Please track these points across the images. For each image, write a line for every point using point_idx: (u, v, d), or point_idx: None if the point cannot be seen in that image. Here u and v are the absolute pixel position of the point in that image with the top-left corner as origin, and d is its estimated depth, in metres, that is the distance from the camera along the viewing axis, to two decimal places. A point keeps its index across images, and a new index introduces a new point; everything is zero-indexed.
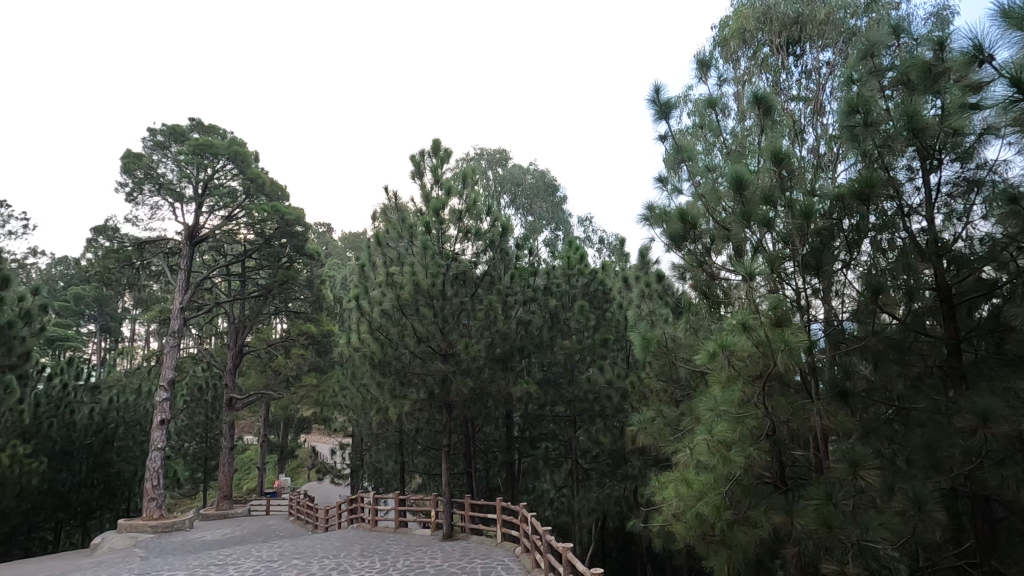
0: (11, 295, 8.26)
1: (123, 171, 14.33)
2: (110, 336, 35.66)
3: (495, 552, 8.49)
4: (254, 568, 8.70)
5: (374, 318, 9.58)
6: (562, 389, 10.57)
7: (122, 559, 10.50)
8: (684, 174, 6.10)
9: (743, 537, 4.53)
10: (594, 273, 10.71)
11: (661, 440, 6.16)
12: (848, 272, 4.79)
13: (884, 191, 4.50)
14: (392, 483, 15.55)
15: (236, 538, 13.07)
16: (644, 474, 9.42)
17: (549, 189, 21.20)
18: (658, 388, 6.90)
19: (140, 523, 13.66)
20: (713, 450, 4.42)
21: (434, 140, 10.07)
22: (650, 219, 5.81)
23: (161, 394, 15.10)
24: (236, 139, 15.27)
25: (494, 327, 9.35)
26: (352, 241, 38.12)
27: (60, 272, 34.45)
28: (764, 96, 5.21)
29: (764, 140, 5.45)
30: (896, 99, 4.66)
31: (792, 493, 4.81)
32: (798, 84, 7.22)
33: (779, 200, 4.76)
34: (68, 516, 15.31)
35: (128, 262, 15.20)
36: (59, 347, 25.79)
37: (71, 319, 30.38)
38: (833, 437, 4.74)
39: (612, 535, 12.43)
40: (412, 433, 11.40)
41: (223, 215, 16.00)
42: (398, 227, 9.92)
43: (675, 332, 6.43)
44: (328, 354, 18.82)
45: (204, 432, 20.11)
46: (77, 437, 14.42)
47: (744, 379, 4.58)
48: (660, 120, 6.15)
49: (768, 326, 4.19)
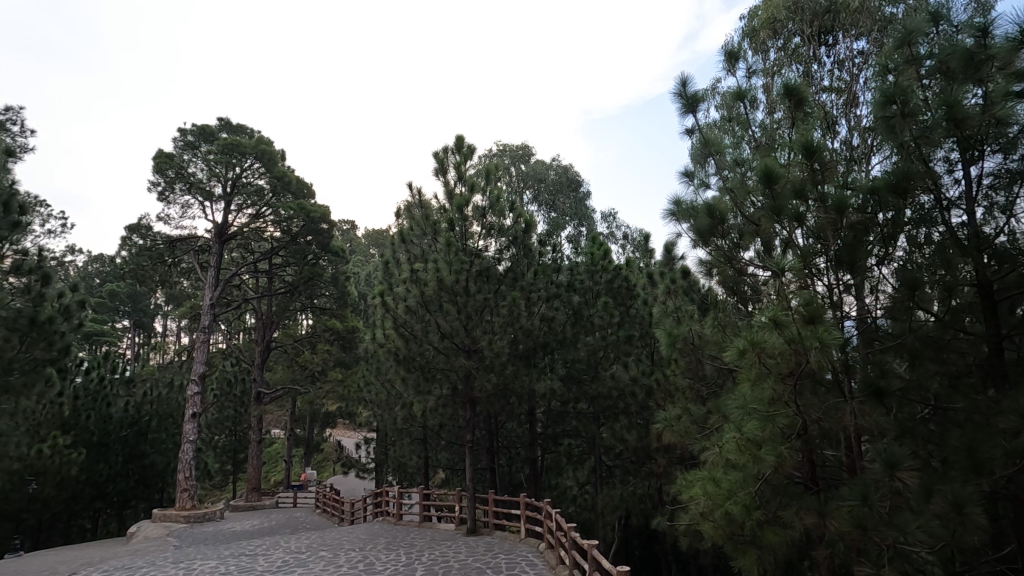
0: (52, 292, 8.61)
1: (155, 171, 14.72)
2: (143, 332, 36.80)
3: (519, 548, 8.49)
4: (283, 559, 8.88)
5: (399, 314, 9.71)
6: (585, 386, 10.53)
7: (157, 548, 10.82)
8: (711, 168, 6.03)
9: (774, 538, 4.45)
10: (617, 270, 10.53)
11: (687, 438, 6.03)
12: (882, 268, 4.72)
13: (921, 184, 4.35)
14: (416, 478, 15.69)
15: (264, 530, 13.34)
16: (668, 472, 9.21)
17: (572, 184, 21.09)
18: (684, 386, 6.79)
19: (174, 513, 14.06)
20: (742, 449, 4.33)
21: (457, 137, 10.10)
22: (676, 214, 5.76)
23: (193, 388, 15.49)
24: (263, 138, 15.63)
25: (517, 324, 9.39)
26: (376, 239, 38.65)
27: (96, 269, 35.59)
28: (795, 88, 5.07)
29: (795, 132, 5.34)
30: (935, 88, 4.48)
31: (823, 493, 4.69)
32: (830, 75, 6.82)
33: (810, 194, 4.67)
34: (105, 504, 15.87)
35: (160, 260, 15.65)
36: (96, 342, 26.68)
37: (107, 315, 31.39)
38: (867, 437, 4.61)
39: (636, 533, 12.36)
40: (436, 428, 11.48)
41: (251, 214, 16.27)
42: (422, 224, 9.95)
43: (701, 329, 6.25)
44: (352, 350, 18.99)
45: (233, 425, 20.61)
46: (112, 429, 14.88)
47: (774, 377, 4.49)
48: (687, 113, 6.04)
49: (800, 323, 4.07)
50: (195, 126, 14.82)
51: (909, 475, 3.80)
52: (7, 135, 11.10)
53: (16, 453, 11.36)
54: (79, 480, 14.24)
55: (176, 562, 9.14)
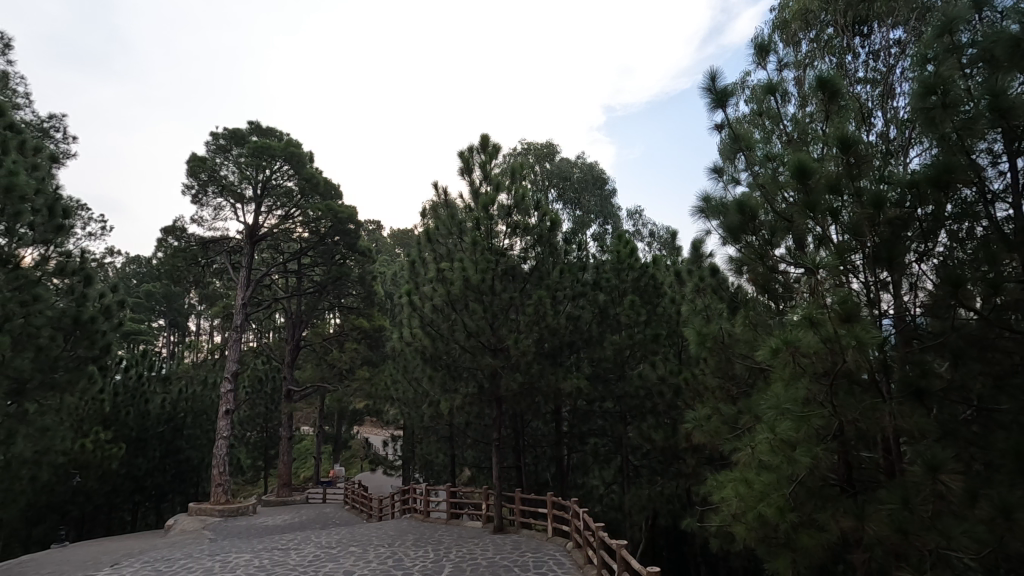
0: (93, 291, 8.92)
1: (189, 174, 15.17)
2: (178, 330, 37.94)
3: (546, 547, 8.44)
4: (314, 553, 9.04)
5: (425, 313, 9.81)
6: (611, 385, 10.49)
7: (193, 541, 11.16)
8: (742, 163, 5.90)
9: (809, 541, 4.35)
10: (644, 268, 10.40)
11: (717, 438, 5.92)
12: (922, 264, 4.59)
13: (965, 177, 4.19)
14: (442, 476, 15.80)
15: (295, 525, 13.59)
16: (698, 472, 9.09)
17: (597, 182, 20.94)
18: (713, 385, 6.68)
19: (209, 507, 14.45)
20: (776, 449, 4.25)
21: (483, 136, 10.12)
22: (705, 211, 5.73)
23: (226, 385, 15.86)
24: (292, 141, 15.93)
25: (543, 322, 9.38)
26: (401, 239, 39.10)
27: (133, 270, 36.68)
28: (829, 80, 4.95)
29: (829, 126, 5.23)
30: (978, 77, 4.30)
31: (859, 496, 4.55)
32: (865, 67, 6.55)
33: (846, 189, 4.53)
34: (143, 498, 16.39)
35: (194, 261, 16.09)
36: (134, 341, 27.61)
37: (144, 314, 32.42)
38: (906, 438, 4.46)
39: (663, 533, 12.23)
40: (462, 426, 11.54)
41: (281, 215, 16.58)
42: (448, 223, 10.02)
43: (732, 327, 6.10)
44: (379, 349, 19.24)
45: (264, 422, 21.08)
46: (150, 425, 15.35)
47: (808, 376, 4.42)
48: (716, 108, 5.92)
49: (836, 321, 4.00)
50: (227, 131, 15.21)
51: (951, 478, 3.67)
52: (50, 142, 11.55)
53: (63, 448, 11.95)
54: (119, 473, 14.76)
55: (212, 554, 9.39)
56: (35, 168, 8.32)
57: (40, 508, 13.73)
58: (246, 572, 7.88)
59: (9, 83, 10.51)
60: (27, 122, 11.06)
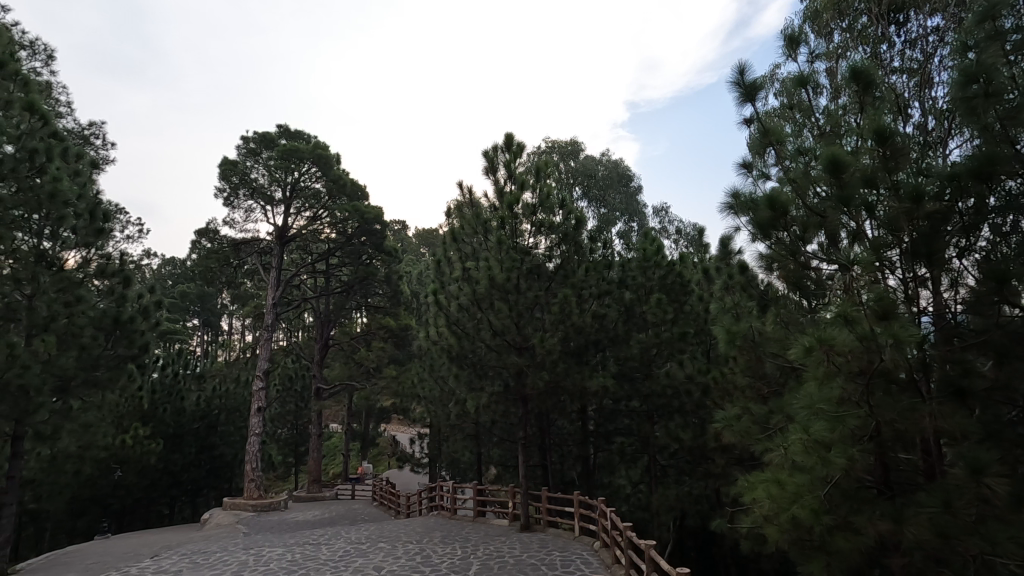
0: (132, 293, 9.20)
1: (221, 178, 15.57)
2: (211, 330, 38.96)
3: (573, 546, 8.41)
4: (344, 549, 9.20)
5: (451, 312, 9.87)
6: (638, 384, 10.30)
7: (227, 534, 11.46)
8: (772, 158, 5.73)
9: (844, 544, 4.24)
10: (671, 265, 10.28)
11: (748, 438, 5.82)
12: (963, 260, 4.41)
13: (1009, 168, 3.99)
14: (468, 473, 15.90)
15: (324, 521, 13.85)
16: (727, 473, 8.95)
17: (622, 179, 20.80)
18: (743, 384, 6.54)
19: (242, 502, 14.84)
20: (810, 450, 4.16)
21: (507, 135, 10.13)
22: (734, 207, 5.64)
23: (258, 384, 16.22)
24: (319, 143, 16.20)
25: (568, 320, 9.33)
26: (426, 238, 39.45)
27: (169, 271, 37.80)
28: (863, 70, 4.83)
29: (863, 118, 5.11)
30: (1022, 64, 4.13)
31: (897, 499, 4.42)
32: (900, 56, 6.34)
33: (882, 183, 4.43)
34: (180, 492, 16.89)
35: (226, 262, 16.49)
36: (170, 340, 28.45)
37: (179, 314, 33.36)
38: (947, 440, 4.31)
39: (692, 534, 12.07)
40: (488, 424, 11.59)
41: (309, 216, 16.89)
42: (473, 223, 10.07)
43: (762, 326, 5.98)
44: (406, 347, 19.45)
45: (295, 419, 21.51)
46: (185, 422, 15.81)
47: (843, 376, 4.28)
48: (745, 103, 5.81)
49: (872, 319, 3.90)
50: (257, 135, 15.56)
51: (997, 482, 3.54)
52: (91, 149, 11.98)
53: (104, 442, 12.43)
54: (157, 468, 15.26)
55: (246, 548, 9.62)
56: (77, 174, 8.64)
57: (84, 501, 14.26)
58: (279, 566, 8.06)
59: (52, 93, 10.95)
60: (69, 130, 11.50)
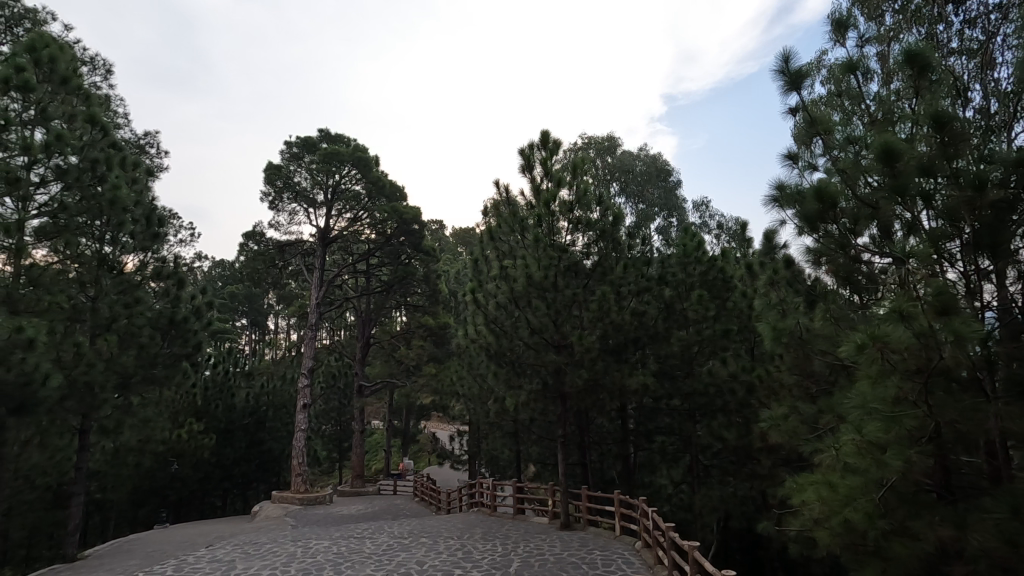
0: (185, 294, 9.62)
1: (266, 183, 16.11)
2: (259, 330, 40.36)
3: (613, 545, 8.35)
4: (388, 543, 9.39)
5: (489, 310, 9.92)
6: (679, 382, 10.10)
7: (275, 527, 11.86)
8: (819, 148, 5.53)
9: (902, 551, 4.05)
10: (712, 261, 10.03)
11: (796, 438, 5.64)
12: None
13: None
14: (508, 471, 15.96)
15: (368, 515, 14.16)
16: (774, 474, 8.69)
17: (661, 174, 20.44)
18: (790, 382, 6.32)
19: (290, 495, 15.35)
20: (863, 452, 4.00)
21: (543, 132, 10.10)
22: (779, 200, 5.47)
23: (303, 381, 16.71)
24: (359, 146, 16.55)
25: (607, 318, 9.31)
26: (464, 237, 39.82)
27: (219, 273, 39.40)
28: (917, 53, 4.59)
29: (918, 103, 4.86)
30: None
31: (959, 504, 4.19)
32: (959, 36, 5.97)
33: (940, 170, 4.19)
34: (232, 485, 17.58)
35: (272, 263, 17.04)
36: (221, 340, 29.63)
37: (229, 314, 34.67)
38: (1014, 443, 4.06)
39: (736, 536, 11.78)
40: (527, 422, 11.61)
41: (350, 217, 17.27)
42: (510, 221, 10.09)
43: (810, 322, 5.76)
44: (444, 346, 19.67)
45: (338, 416, 22.06)
46: (235, 418, 16.44)
47: (898, 374, 4.06)
48: (790, 91, 5.61)
49: (931, 315, 3.71)
50: (300, 139, 16.02)
51: None
52: (146, 157, 12.59)
53: (161, 437, 13.06)
54: (210, 462, 15.93)
55: (294, 540, 9.95)
56: (135, 182, 9.09)
57: (143, 492, 14.99)
58: (326, 558, 8.30)
59: (111, 105, 11.56)
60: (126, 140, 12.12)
